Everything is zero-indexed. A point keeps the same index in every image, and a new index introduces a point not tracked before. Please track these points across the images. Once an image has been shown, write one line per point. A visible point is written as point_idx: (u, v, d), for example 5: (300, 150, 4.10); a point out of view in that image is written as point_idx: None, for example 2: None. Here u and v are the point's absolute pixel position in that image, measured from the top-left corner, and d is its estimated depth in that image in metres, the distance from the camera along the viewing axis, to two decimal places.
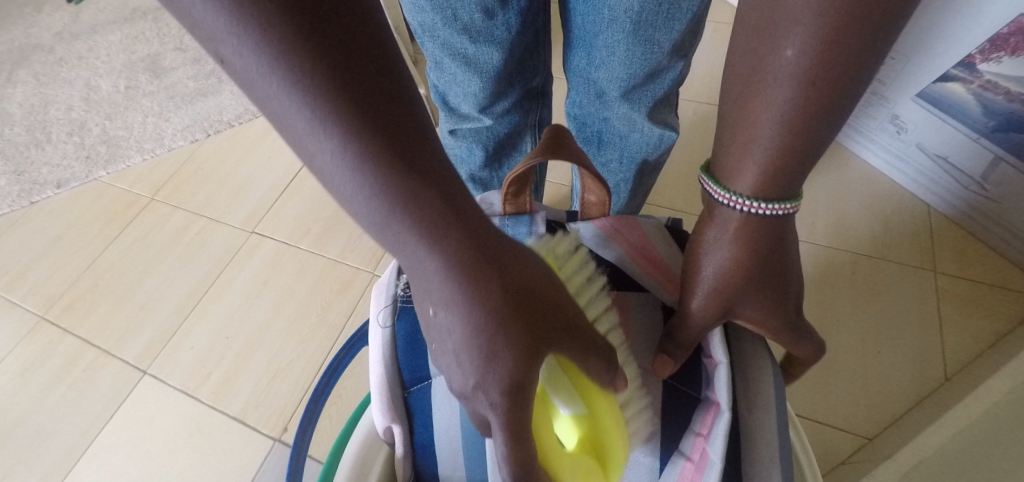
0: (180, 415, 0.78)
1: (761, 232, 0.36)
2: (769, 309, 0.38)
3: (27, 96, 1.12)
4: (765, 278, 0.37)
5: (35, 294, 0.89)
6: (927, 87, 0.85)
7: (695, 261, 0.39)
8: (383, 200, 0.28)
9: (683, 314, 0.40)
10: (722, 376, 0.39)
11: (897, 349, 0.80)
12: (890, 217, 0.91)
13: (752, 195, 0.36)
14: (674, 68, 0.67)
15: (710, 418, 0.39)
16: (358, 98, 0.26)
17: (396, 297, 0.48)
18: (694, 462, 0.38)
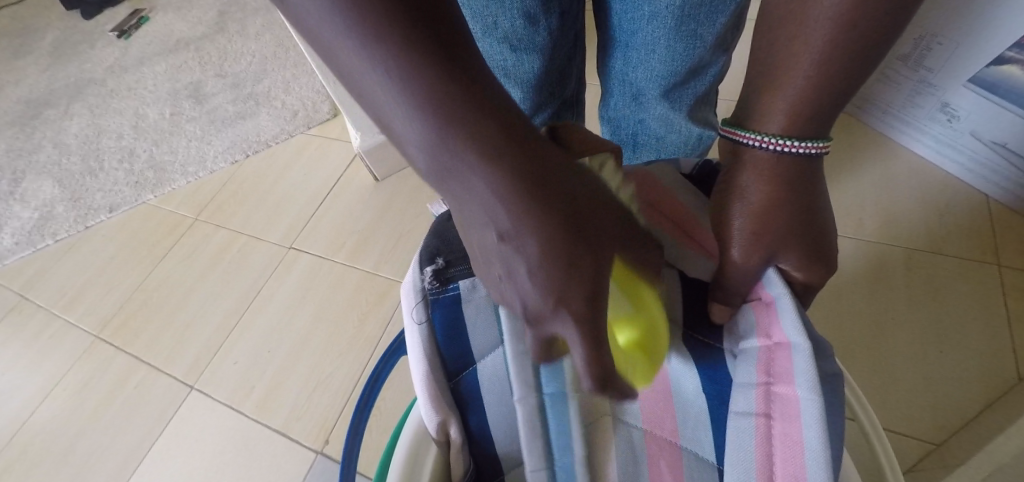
0: (225, 429, 0.79)
1: (793, 169, 0.36)
2: (816, 246, 0.36)
3: (82, 127, 1.18)
4: (804, 214, 0.36)
5: (91, 314, 0.93)
6: (982, 72, 0.81)
7: (728, 208, 0.38)
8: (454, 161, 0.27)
9: (722, 265, 0.39)
10: (786, 312, 0.36)
11: (961, 348, 0.75)
12: (945, 210, 0.86)
13: (779, 133, 0.36)
14: (716, 64, 0.66)
15: (779, 360, 0.37)
16: (429, 57, 0.26)
17: (425, 290, 0.44)
18: (778, 419, 0.36)
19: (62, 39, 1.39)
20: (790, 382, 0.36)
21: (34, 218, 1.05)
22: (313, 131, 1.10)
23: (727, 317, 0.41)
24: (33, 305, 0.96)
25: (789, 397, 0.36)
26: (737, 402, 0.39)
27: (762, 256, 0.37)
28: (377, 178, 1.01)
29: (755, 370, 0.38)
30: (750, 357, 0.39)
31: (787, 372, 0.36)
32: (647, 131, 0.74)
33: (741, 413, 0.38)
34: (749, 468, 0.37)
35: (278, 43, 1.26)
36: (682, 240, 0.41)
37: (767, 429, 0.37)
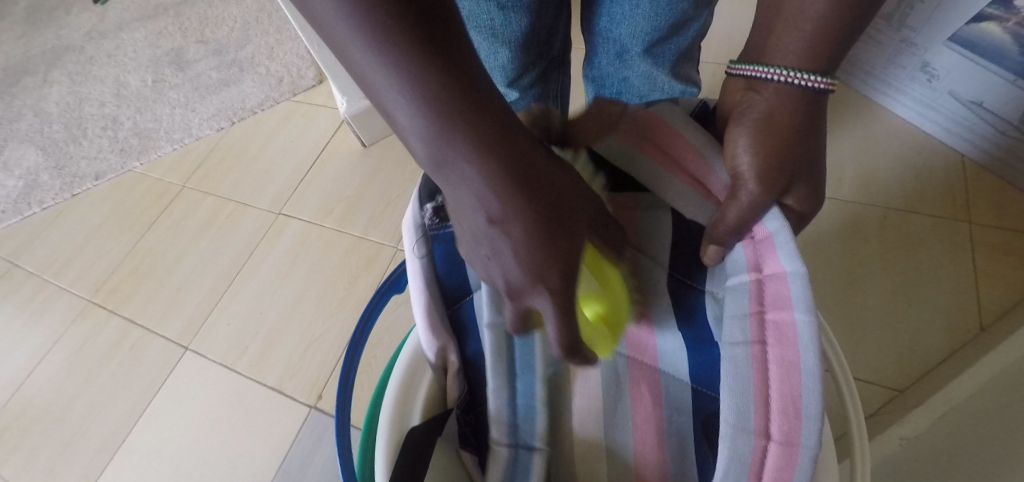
0: (220, 389, 0.81)
1: (801, 101, 0.38)
2: (816, 185, 0.38)
3: (63, 95, 1.17)
4: (806, 149, 0.38)
5: (83, 280, 0.95)
6: (961, 29, 0.81)
7: (736, 145, 0.39)
8: (430, 123, 0.28)
9: (732, 203, 0.38)
10: (783, 242, 0.37)
11: (929, 302, 0.78)
12: (920, 168, 0.88)
13: (793, 67, 0.38)
14: (699, 18, 0.67)
15: (773, 289, 0.37)
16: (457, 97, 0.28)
17: (425, 225, 0.46)
18: (769, 343, 0.36)
19: (36, 5, 1.37)
20: (787, 307, 0.36)
21: (20, 186, 1.05)
22: (298, 97, 1.10)
23: (717, 258, 0.41)
24: (24, 271, 0.97)
25: (785, 322, 0.36)
26: (731, 332, 0.38)
27: (776, 190, 0.37)
28: (364, 143, 1.01)
29: (749, 299, 0.38)
30: (742, 290, 0.39)
31: (783, 297, 0.36)
32: (630, 90, 0.72)
33: (737, 343, 0.38)
34: (740, 397, 0.36)
35: (259, 8, 1.25)
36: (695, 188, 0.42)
37: (762, 355, 0.36)
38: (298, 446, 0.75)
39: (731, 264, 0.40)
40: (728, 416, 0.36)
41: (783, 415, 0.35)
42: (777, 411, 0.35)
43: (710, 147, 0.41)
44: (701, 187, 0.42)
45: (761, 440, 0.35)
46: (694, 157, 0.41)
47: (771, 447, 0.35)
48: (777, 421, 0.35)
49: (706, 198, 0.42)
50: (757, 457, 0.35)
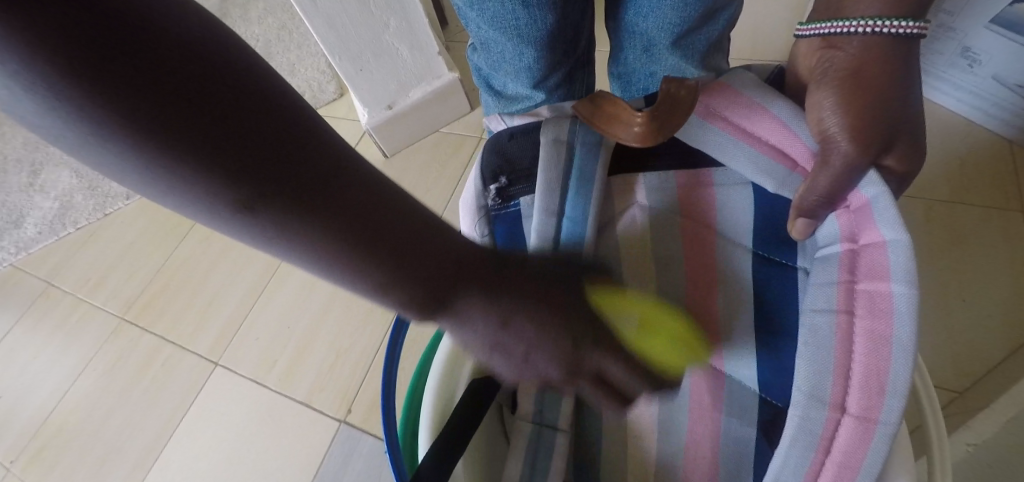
0: (250, 404, 0.81)
1: (886, 51, 0.38)
2: (915, 138, 0.37)
3: None
4: (895, 107, 0.36)
5: (115, 298, 0.96)
6: (1003, 11, 0.78)
7: (821, 102, 0.38)
8: (191, 180, 0.21)
9: (824, 166, 0.37)
10: (883, 211, 0.35)
11: (983, 295, 0.73)
12: (966, 157, 0.84)
13: (878, 16, 0.38)
14: (729, 8, 0.65)
15: (869, 259, 0.36)
16: (193, 137, 0.20)
17: (489, 207, 0.46)
18: (860, 314, 0.35)
19: None
20: (882, 278, 0.35)
21: (54, 208, 1.07)
22: (320, 111, 1.11)
23: (807, 229, 0.39)
24: (59, 291, 0.98)
25: (880, 293, 0.35)
26: (816, 299, 0.37)
27: (871, 152, 0.36)
28: (387, 154, 1.02)
29: (840, 268, 0.37)
30: (834, 259, 0.37)
31: (880, 267, 0.35)
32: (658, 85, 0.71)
33: (822, 310, 0.37)
34: (823, 366, 0.36)
35: (281, 26, 1.27)
36: (773, 155, 0.41)
37: (849, 326, 0.35)
38: (330, 460, 0.74)
39: (825, 231, 0.39)
40: (804, 389, 0.36)
41: (865, 389, 0.34)
42: (858, 383, 0.34)
43: (798, 115, 0.40)
44: (788, 158, 0.40)
45: (835, 412, 0.35)
46: (781, 129, 0.40)
47: (846, 420, 0.35)
48: (857, 394, 0.34)
49: (794, 170, 0.40)
50: (828, 431, 0.35)
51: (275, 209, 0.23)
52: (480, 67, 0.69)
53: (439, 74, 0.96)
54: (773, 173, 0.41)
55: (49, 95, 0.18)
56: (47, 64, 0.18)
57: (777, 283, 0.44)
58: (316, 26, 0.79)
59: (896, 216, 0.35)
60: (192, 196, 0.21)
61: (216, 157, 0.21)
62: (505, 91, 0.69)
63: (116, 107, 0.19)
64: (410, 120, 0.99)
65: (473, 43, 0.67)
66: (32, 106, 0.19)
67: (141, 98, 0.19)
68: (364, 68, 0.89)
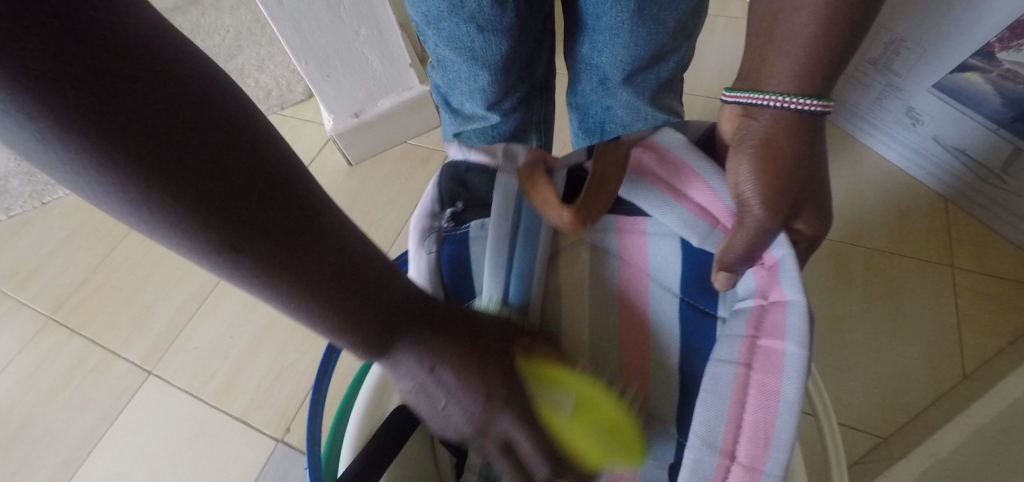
0: (183, 416, 0.78)
1: (795, 126, 0.39)
2: (819, 203, 0.39)
3: None
4: (804, 176, 0.38)
5: (45, 295, 0.91)
6: (945, 77, 0.83)
7: (737, 164, 0.39)
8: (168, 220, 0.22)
9: (740, 229, 0.38)
10: (787, 271, 0.36)
11: (911, 343, 0.78)
12: (906, 210, 0.89)
13: (787, 93, 0.39)
14: (679, 50, 0.66)
15: (771, 316, 0.37)
16: (170, 179, 0.21)
17: (440, 228, 0.46)
18: (754, 368, 0.36)
19: None
20: (779, 336, 0.36)
21: None
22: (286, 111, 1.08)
23: (728, 283, 0.40)
24: None
25: (775, 351, 0.36)
26: (722, 349, 0.38)
27: (781, 217, 0.37)
28: (350, 162, 1.00)
29: (746, 322, 0.38)
30: (743, 313, 0.39)
31: (777, 325, 0.36)
32: (613, 119, 0.72)
33: (724, 360, 0.38)
34: (718, 414, 0.37)
35: (251, 19, 1.24)
36: (697, 212, 0.41)
37: (746, 379, 0.36)
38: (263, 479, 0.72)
39: (741, 284, 0.40)
40: (699, 432, 0.37)
41: (753, 440, 0.35)
42: (748, 439, 0.36)
43: (717, 174, 0.40)
44: (711, 215, 0.41)
45: (726, 460, 0.36)
46: (702, 186, 0.40)
47: (735, 467, 0.36)
48: (745, 444, 0.36)
49: (715, 227, 0.41)
50: (719, 476, 0.37)
51: (243, 247, 0.24)
52: (438, 85, 0.68)
53: (409, 85, 0.95)
54: (696, 228, 0.41)
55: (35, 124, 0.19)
56: (42, 104, 0.19)
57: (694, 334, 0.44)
58: (282, 30, 0.78)
59: (799, 280, 0.36)
60: (159, 226, 0.22)
61: (189, 202, 0.22)
62: (461, 110, 0.69)
63: (99, 146, 0.20)
64: (376, 130, 0.97)
65: (430, 60, 0.65)
66: (22, 130, 0.19)
67: (124, 143, 0.20)
68: (330, 75, 0.87)
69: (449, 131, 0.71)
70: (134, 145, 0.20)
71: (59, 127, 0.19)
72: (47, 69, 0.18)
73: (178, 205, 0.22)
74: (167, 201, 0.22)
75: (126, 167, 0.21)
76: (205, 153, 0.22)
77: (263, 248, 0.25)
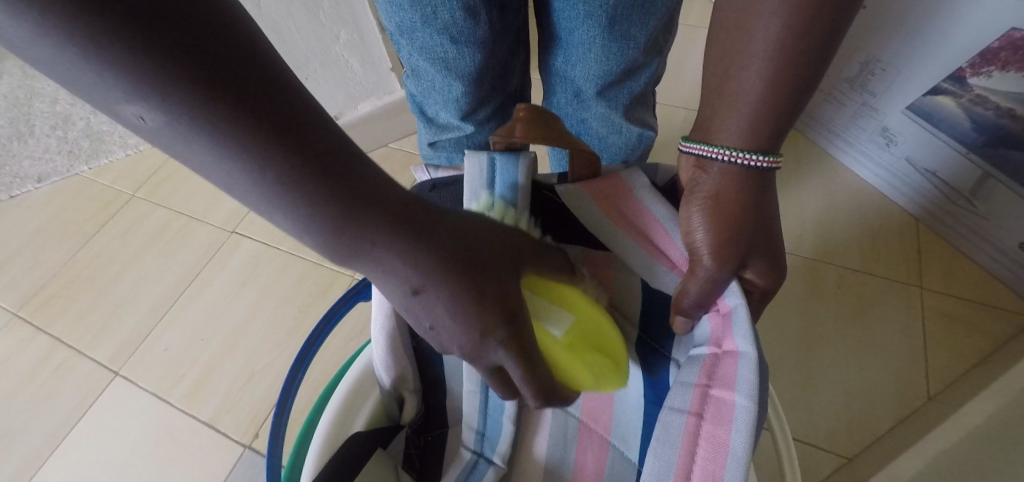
0: (149, 418, 0.77)
1: (742, 182, 0.39)
2: (775, 253, 0.39)
3: (13, 89, 1.17)
4: (755, 229, 0.38)
5: (12, 290, 0.90)
6: (918, 100, 0.84)
7: (690, 216, 0.40)
8: (281, 184, 0.24)
9: (692, 280, 0.38)
10: (739, 321, 0.37)
11: (879, 364, 0.79)
12: (878, 229, 0.90)
13: (735, 147, 0.39)
14: (651, 65, 0.65)
15: (724, 365, 0.38)
16: (284, 141, 0.23)
17: None
18: (704, 418, 0.37)
19: None
20: (728, 388, 0.36)
21: None
22: None
23: (685, 328, 0.41)
24: None
25: (724, 402, 0.36)
26: (677, 397, 0.40)
27: (731, 268, 0.37)
28: None
29: (700, 371, 0.39)
30: (699, 359, 0.40)
31: (727, 376, 0.37)
32: (588, 131, 0.72)
33: (677, 408, 0.40)
34: (670, 459, 0.39)
35: None
36: (655, 255, 0.42)
37: (695, 427, 0.38)
38: None
39: (700, 329, 0.41)
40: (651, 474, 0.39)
41: None
42: None
43: (674, 222, 0.40)
44: (668, 259, 0.41)
45: None
46: (660, 232, 0.41)
47: None
48: None
49: (671, 270, 0.41)
50: None
51: (344, 210, 0.26)
52: (412, 94, 0.67)
53: (390, 90, 0.95)
54: (656, 271, 0.42)
55: (150, 95, 0.21)
56: (160, 77, 0.20)
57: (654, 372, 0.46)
58: None
59: (750, 332, 0.37)
60: (268, 191, 0.24)
61: (299, 165, 0.24)
62: (435, 119, 0.68)
63: (212, 113, 0.22)
64: (356, 133, 0.97)
65: (404, 69, 0.65)
66: (146, 115, 0.21)
67: (235, 108, 0.22)
68: (309, 77, 0.86)
69: (423, 140, 0.71)
70: (247, 111, 0.22)
71: (170, 95, 0.21)
72: (161, 40, 0.20)
73: (289, 164, 0.24)
74: (279, 163, 0.24)
75: (242, 127, 0.22)
76: (291, 117, 0.23)
77: (360, 213, 0.26)
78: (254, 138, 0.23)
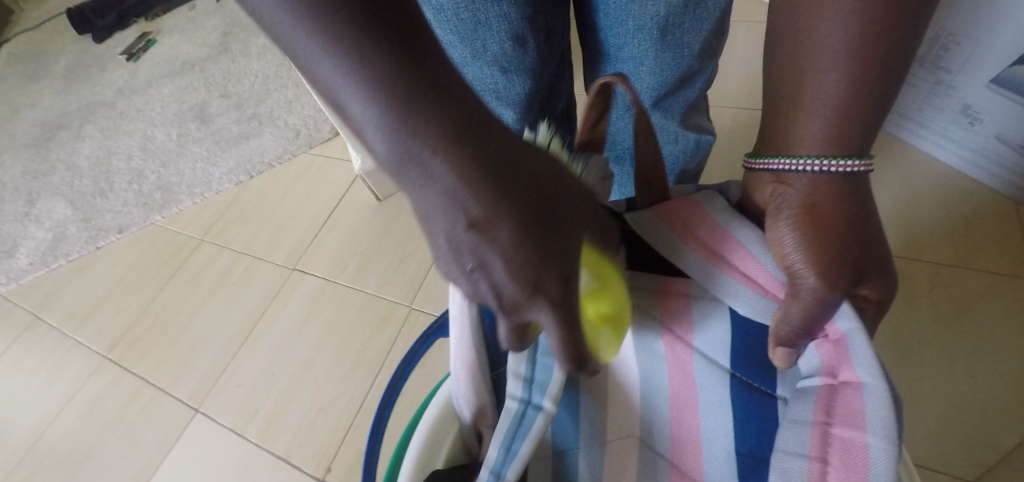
0: (227, 455, 0.79)
1: (835, 189, 0.37)
2: (880, 268, 0.36)
3: (94, 150, 1.27)
4: (860, 240, 0.35)
5: (101, 335, 0.96)
6: (1001, 71, 0.75)
7: (781, 234, 0.38)
8: (389, 112, 0.25)
9: (799, 302, 0.36)
10: (858, 348, 0.34)
11: (993, 369, 0.70)
12: (972, 218, 0.81)
13: (822, 155, 0.37)
14: (705, 71, 0.60)
15: (844, 399, 0.34)
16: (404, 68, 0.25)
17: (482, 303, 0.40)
18: (832, 465, 0.33)
19: (78, 73, 1.50)
20: (857, 426, 0.33)
21: (48, 238, 1.12)
22: (315, 150, 1.12)
23: (789, 360, 0.37)
24: (47, 326, 1.00)
25: (854, 443, 0.33)
26: (789, 440, 0.36)
27: (842, 286, 0.35)
28: (379, 197, 1.00)
29: (815, 408, 0.35)
30: (810, 394, 0.36)
31: (853, 411, 0.33)
32: None
33: (794, 454, 0.35)
34: None
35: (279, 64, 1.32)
36: (744, 279, 0.40)
37: (822, 474, 0.33)
38: None
39: (804, 362, 0.38)
40: None
41: None
42: None
43: (761, 241, 0.39)
44: (758, 284, 0.39)
45: None
46: (744, 255, 0.39)
47: None
48: None
49: (765, 296, 0.39)
50: None
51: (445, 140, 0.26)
52: None
53: None
54: (743, 298, 0.40)
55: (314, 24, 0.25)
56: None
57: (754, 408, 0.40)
58: None
59: (877, 363, 0.33)
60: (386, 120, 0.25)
61: (412, 87, 0.25)
62: None
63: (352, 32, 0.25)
64: None
65: None
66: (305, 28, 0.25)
67: (376, 27, 0.25)
68: None
69: None
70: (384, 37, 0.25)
71: (327, 13, 0.25)
72: None
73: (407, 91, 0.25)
74: (399, 87, 0.25)
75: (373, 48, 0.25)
76: (424, 59, 0.26)
77: (451, 137, 0.26)
78: (380, 60, 0.25)
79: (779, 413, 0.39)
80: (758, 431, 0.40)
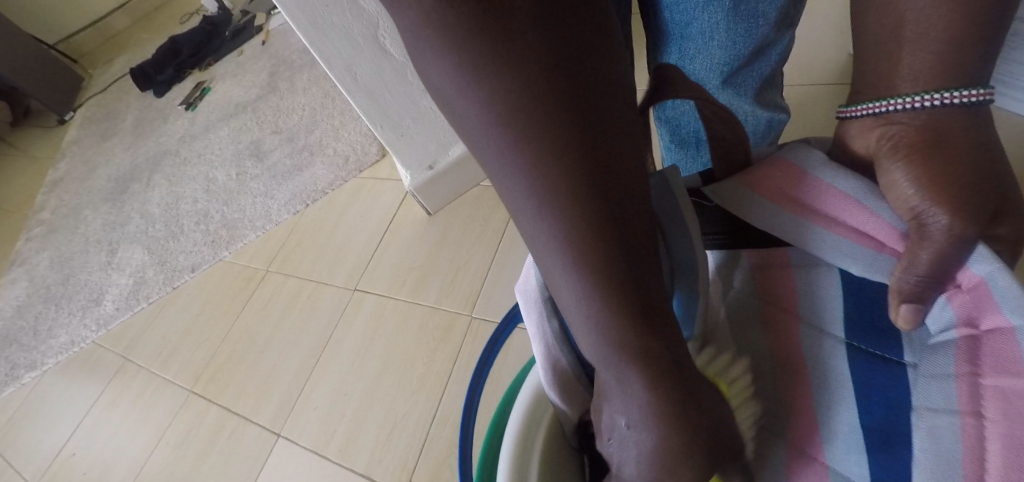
0: (309, 477, 0.81)
1: (950, 125, 0.37)
2: (1006, 204, 0.36)
3: (163, 196, 1.35)
4: (982, 177, 0.36)
5: (184, 370, 1.02)
6: None
7: (896, 178, 0.38)
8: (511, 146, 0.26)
9: (928, 241, 0.35)
10: (1007, 291, 0.32)
11: None
12: None
13: (927, 90, 0.38)
14: (781, 41, 0.57)
15: (994, 347, 0.32)
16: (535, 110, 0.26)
17: (554, 294, 0.41)
18: (991, 417, 0.31)
19: (144, 128, 1.61)
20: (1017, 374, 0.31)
21: (130, 283, 1.19)
22: (364, 173, 1.15)
23: (915, 318, 0.35)
24: (135, 365, 1.06)
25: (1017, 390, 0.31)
26: (933, 398, 0.34)
27: (971, 224, 0.34)
28: (430, 211, 1.02)
29: (960, 359, 0.33)
30: (947, 348, 0.34)
31: (1011, 357, 0.31)
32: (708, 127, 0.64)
33: (942, 412, 0.33)
34: (948, 471, 0.32)
35: (323, 95, 1.38)
36: (859, 238, 0.38)
37: (979, 429, 0.31)
38: None
39: (933, 319, 0.36)
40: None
41: None
42: None
43: (876, 197, 0.38)
44: (872, 239, 0.38)
45: None
46: (859, 210, 0.38)
47: None
48: None
49: (881, 252, 0.38)
50: None
51: (566, 184, 0.27)
52: None
53: None
54: (859, 257, 0.38)
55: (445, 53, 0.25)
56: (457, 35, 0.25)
57: (878, 378, 0.36)
58: (358, 102, 0.83)
59: None
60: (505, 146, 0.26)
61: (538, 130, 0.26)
62: None
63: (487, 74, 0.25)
64: (453, 177, 0.98)
65: None
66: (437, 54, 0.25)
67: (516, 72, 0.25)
68: (404, 133, 0.90)
69: None
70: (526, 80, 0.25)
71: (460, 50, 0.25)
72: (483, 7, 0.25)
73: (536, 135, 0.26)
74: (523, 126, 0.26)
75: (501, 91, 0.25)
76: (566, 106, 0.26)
77: (572, 186, 0.27)
78: (507, 100, 0.26)
79: (908, 382, 0.35)
80: (887, 408, 0.35)
